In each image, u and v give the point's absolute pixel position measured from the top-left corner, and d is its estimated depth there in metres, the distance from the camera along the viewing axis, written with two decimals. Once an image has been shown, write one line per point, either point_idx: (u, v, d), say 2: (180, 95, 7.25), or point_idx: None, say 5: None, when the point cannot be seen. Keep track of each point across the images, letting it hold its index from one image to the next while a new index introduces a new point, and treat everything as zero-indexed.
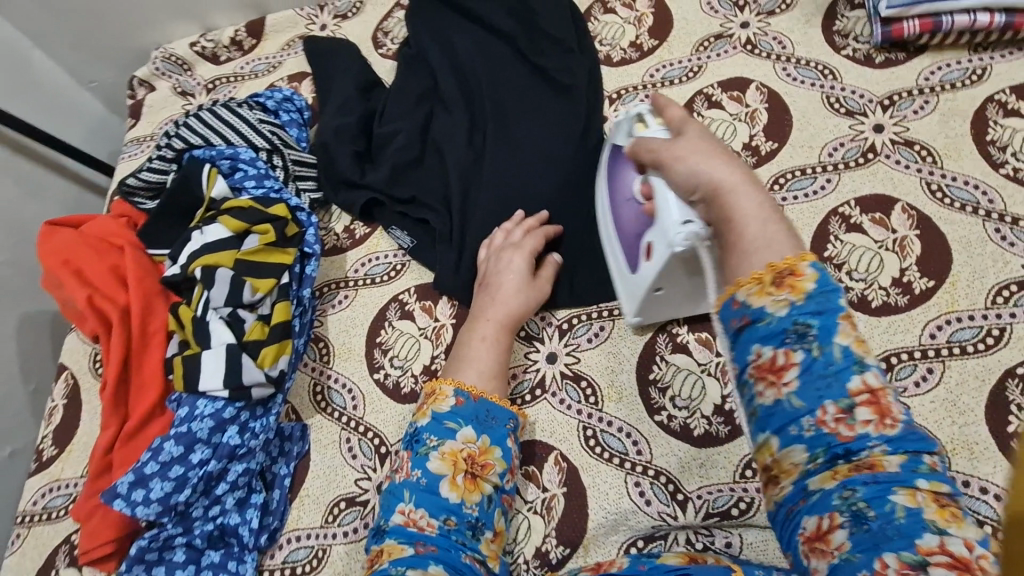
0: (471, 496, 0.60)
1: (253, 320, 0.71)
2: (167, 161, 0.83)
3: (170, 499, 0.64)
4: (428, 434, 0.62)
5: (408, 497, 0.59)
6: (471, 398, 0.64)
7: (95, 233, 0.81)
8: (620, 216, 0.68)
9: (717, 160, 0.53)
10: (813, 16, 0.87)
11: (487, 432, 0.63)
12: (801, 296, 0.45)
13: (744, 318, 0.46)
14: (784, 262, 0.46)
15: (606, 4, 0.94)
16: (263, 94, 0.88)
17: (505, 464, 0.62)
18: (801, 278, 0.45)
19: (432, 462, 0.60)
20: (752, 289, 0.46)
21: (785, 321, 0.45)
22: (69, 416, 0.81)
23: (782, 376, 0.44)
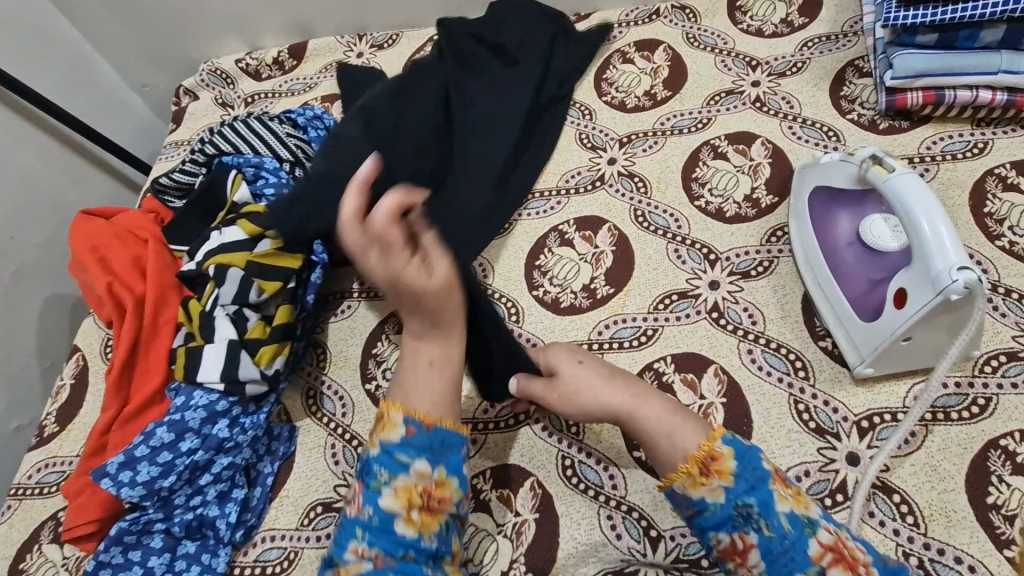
0: (428, 530, 0.56)
1: (256, 320, 0.74)
2: (198, 165, 0.89)
3: (153, 484, 0.66)
4: (378, 469, 0.57)
5: (360, 534, 0.56)
6: (423, 428, 0.59)
7: (125, 225, 0.86)
8: (849, 262, 0.70)
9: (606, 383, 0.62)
10: (821, 81, 0.91)
11: (443, 462, 0.59)
12: (730, 479, 0.53)
13: (690, 507, 0.54)
14: (702, 451, 0.54)
15: (625, 55, 1.01)
16: (295, 111, 0.94)
17: (461, 493, 0.59)
18: (721, 462, 0.53)
19: (383, 499, 0.56)
20: (687, 481, 0.54)
21: (727, 506, 0.52)
22: (75, 395, 0.84)
23: (746, 557, 0.52)
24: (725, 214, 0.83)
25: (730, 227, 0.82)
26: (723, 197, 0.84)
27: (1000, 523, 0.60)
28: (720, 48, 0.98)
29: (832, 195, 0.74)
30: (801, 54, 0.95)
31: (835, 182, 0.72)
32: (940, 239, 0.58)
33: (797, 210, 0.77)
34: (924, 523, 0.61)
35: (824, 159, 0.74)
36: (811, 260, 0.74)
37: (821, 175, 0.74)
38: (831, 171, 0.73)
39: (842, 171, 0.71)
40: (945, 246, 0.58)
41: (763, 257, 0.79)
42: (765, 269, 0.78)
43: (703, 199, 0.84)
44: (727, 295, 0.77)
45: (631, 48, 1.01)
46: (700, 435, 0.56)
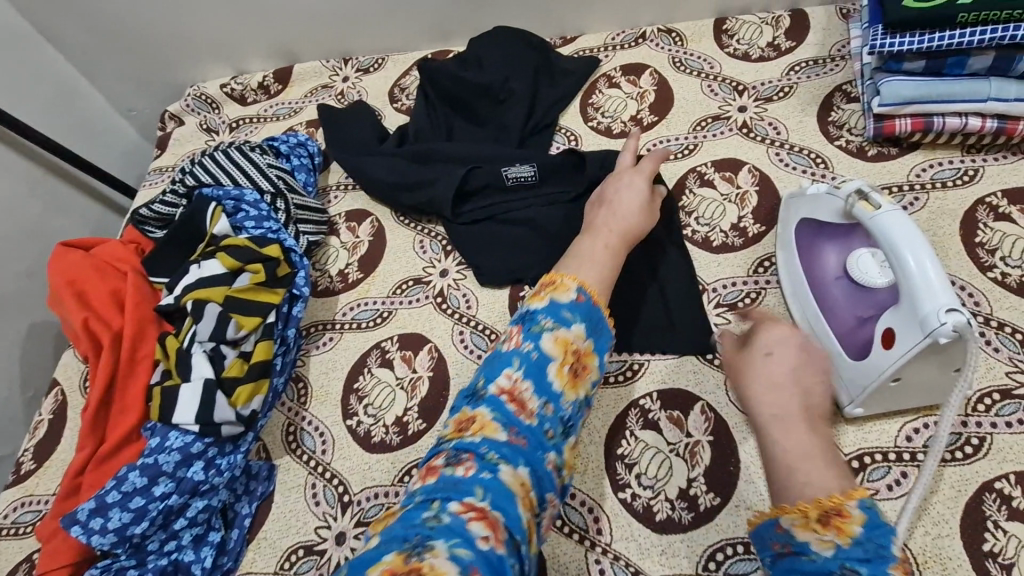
0: (571, 391, 0.57)
1: (233, 357, 0.72)
2: (179, 196, 0.88)
3: (125, 530, 0.64)
4: (542, 317, 0.59)
5: (516, 364, 0.57)
6: (591, 301, 0.61)
7: (104, 256, 0.86)
8: (837, 298, 0.68)
9: (782, 389, 0.53)
10: (809, 106, 0.91)
11: (596, 338, 0.60)
12: (848, 540, 0.44)
13: (787, 545, 0.47)
14: (830, 501, 0.46)
15: (611, 79, 1.00)
16: (277, 140, 0.94)
17: (600, 375, 0.60)
18: (847, 518, 0.45)
19: (545, 341, 0.58)
20: (797, 519, 0.47)
21: (831, 563, 0.44)
22: (52, 432, 0.83)
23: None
24: (711, 243, 0.82)
25: (717, 256, 0.81)
26: (710, 226, 0.83)
27: (996, 570, 0.58)
28: (706, 72, 0.98)
29: (818, 227, 0.72)
30: (788, 78, 0.94)
31: (821, 216, 0.71)
32: (930, 279, 0.57)
33: (784, 240, 0.76)
34: (917, 569, 0.60)
35: (809, 190, 0.72)
36: (799, 296, 0.73)
37: (807, 206, 0.73)
38: (816, 203, 0.71)
39: (828, 204, 0.69)
40: (936, 286, 0.56)
41: (750, 289, 0.78)
42: (752, 301, 0.77)
43: (690, 228, 0.83)
44: (714, 328, 0.76)
45: (617, 73, 1.01)
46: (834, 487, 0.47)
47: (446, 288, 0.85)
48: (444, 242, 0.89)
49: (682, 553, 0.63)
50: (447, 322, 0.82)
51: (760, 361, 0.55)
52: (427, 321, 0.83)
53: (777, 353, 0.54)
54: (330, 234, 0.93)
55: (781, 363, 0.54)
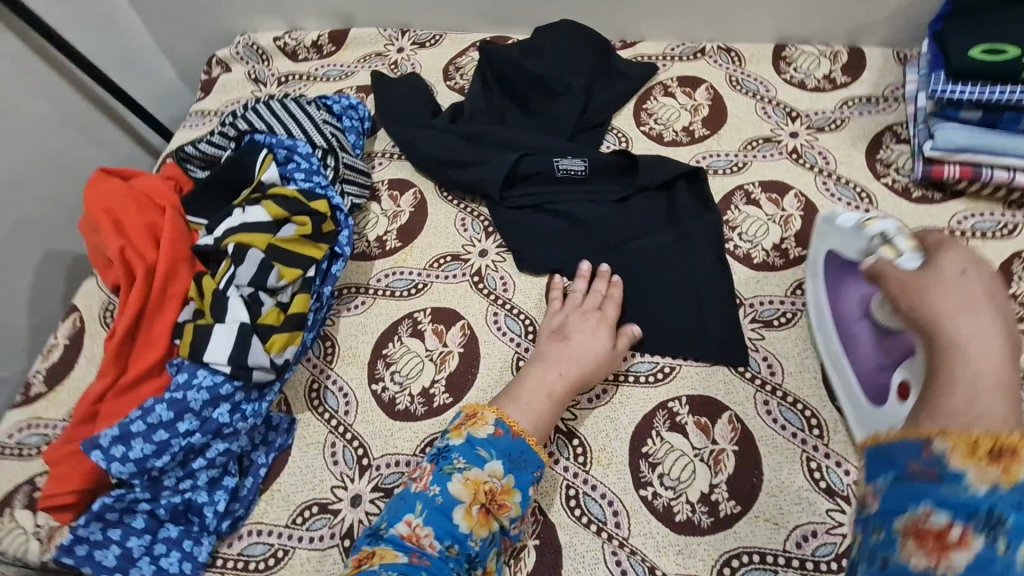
0: (479, 529, 0.62)
1: (271, 305, 0.72)
2: (227, 139, 0.86)
3: (145, 462, 0.63)
4: (456, 455, 0.64)
5: (419, 509, 0.62)
6: (509, 434, 0.66)
7: (143, 189, 0.84)
8: (861, 337, 0.70)
9: (974, 308, 0.50)
10: (859, 141, 0.92)
11: (514, 473, 0.64)
12: (1012, 482, 0.39)
13: (926, 469, 0.42)
14: (1011, 441, 0.40)
15: (667, 88, 1.01)
16: (331, 98, 0.93)
17: (520, 510, 0.64)
18: (1022, 463, 0.39)
19: (453, 483, 0.63)
20: (962, 450, 0.41)
21: (979, 500, 0.39)
22: (67, 357, 0.81)
23: (946, 551, 0.39)
24: (752, 260, 0.83)
25: (756, 273, 0.82)
26: (752, 244, 0.84)
27: None
28: (761, 95, 0.99)
29: (844, 262, 0.72)
30: (841, 112, 0.96)
31: (847, 251, 0.71)
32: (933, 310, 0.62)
33: (814, 267, 0.76)
34: None
35: (838, 220, 0.71)
36: (823, 330, 0.74)
37: (837, 239, 0.72)
38: (845, 237, 0.70)
39: (857, 241, 0.68)
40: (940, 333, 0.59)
41: (786, 309, 0.79)
42: (787, 320, 0.78)
43: (733, 242, 0.84)
44: (747, 341, 0.77)
45: (674, 82, 1.02)
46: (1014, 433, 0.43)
47: (484, 268, 0.85)
48: (486, 223, 0.89)
49: (698, 556, 0.64)
50: (483, 301, 0.82)
51: (948, 280, 0.53)
52: (462, 298, 0.83)
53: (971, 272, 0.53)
54: (371, 200, 0.92)
55: (972, 283, 0.52)
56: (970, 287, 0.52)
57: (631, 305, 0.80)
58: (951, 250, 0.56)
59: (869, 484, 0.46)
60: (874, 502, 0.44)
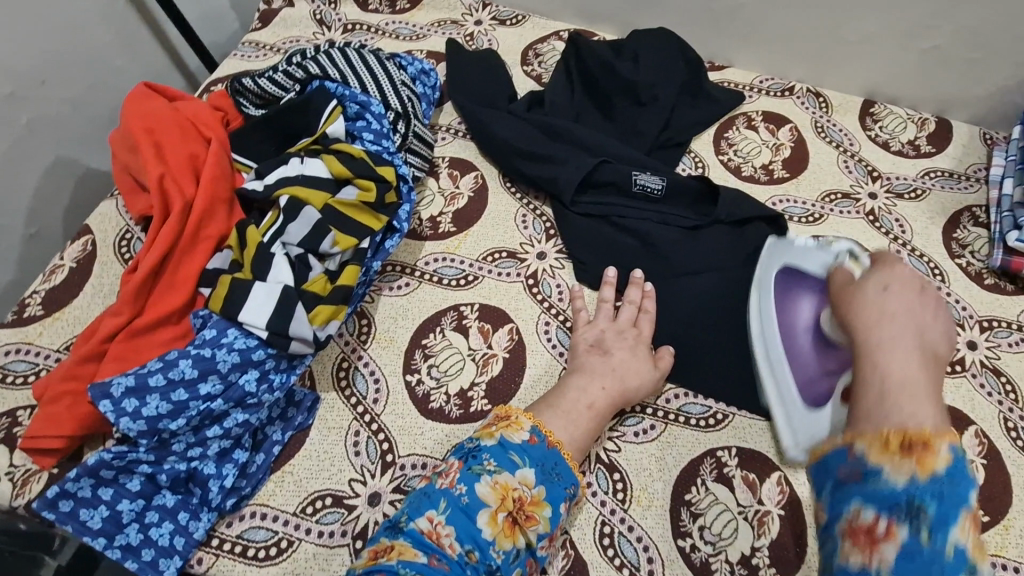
0: (504, 540, 0.55)
1: (319, 272, 0.65)
2: (293, 80, 0.79)
3: (157, 422, 0.57)
4: (487, 456, 0.58)
5: (442, 507, 0.55)
6: (545, 443, 0.60)
7: (187, 113, 0.76)
8: (803, 349, 0.69)
9: (891, 318, 0.59)
10: (936, 216, 0.90)
11: (546, 485, 0.58)
12: (926, 472, 0.48)
13: (854, 472, 0.52)
14: (917, 432, 0.50)
15: (751, 121, 0.97)
16: (405, 58, 0.86)
17: (549, 527, 0.57)
18: (931, 455, 0.49)
19: (480, 485, 0.56)
20: (877, 447, 0.51)
21: (901, 492, 0.48)
22: (72, 282, 0.73)
23: (877, 544, 0.48)
24: None
25: None
26: None
27: None
28: (845, 147, 0.96)
29: (797, 275, 0.73)
30: (922, 181, 0.93)
31: (805, 264, 0.73)
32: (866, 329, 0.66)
33: (762, 278, 0.74)
34: None
35: (796, 240, 0.75)
36: (767, 338, 0.71)
37: (795, 254, 0.74)
38: (805, 253, 0.74)
39: (817, 257, 0.73)
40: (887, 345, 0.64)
41: None
42: None
43: None
44: None
45: (758, 116, 0.97)
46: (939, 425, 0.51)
47: (542, 272, 0.80)
48: (548, 224, 0.84)
49: None
50: (535, 307, 0.77)
51: (878, 295, 0.61)
52: (514, 300, 0.77)
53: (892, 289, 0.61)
54: (429, 175, 0.86)
55: (897, 298, 0.60)
56: (893, 300, 0.60)
57: (693, 341, 0.74)
58: (882, 268, 0.63)
59: (818, 497, 0.55)
60: (824, 514, 0.53)
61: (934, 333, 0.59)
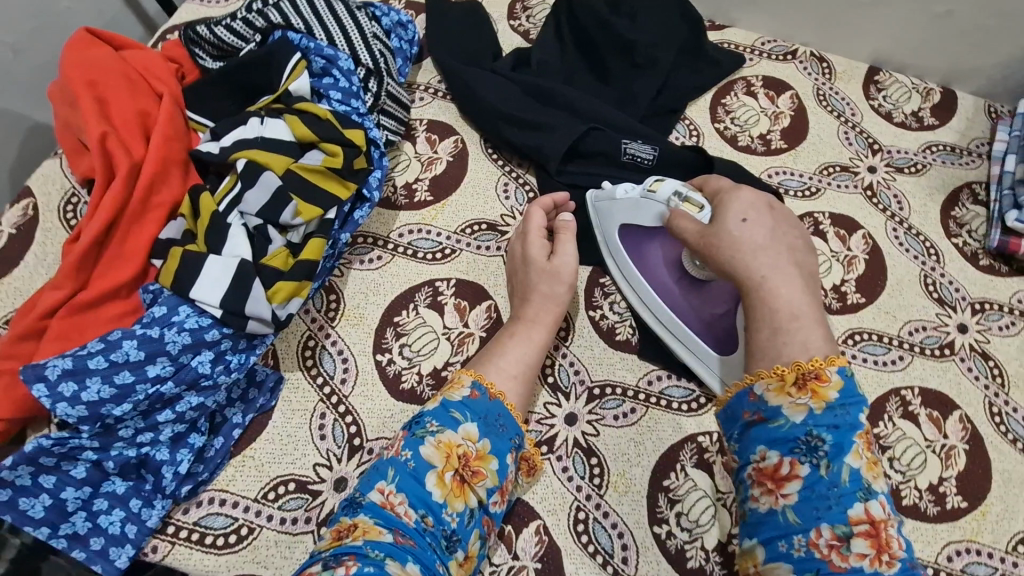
0: (455, 500, 0.53)
1: (279, 245, 0.60)
2: (253, 29, 0.72)
3: (100, 408, 0.53)
4: (429, 419, 0.55)
5: (391, 476, 0.53)
6: (486, 396, 0.57)
7: (137, 64, 0.69)
8: (677, 294, 0.69)
9: (762, 249, 0.53)
10: (936, 192, 0.86)
11: (490, 437, 0.56)
12: (821, 403, 0.46)
13: (757, 413, 0.48)
14: (810, 364, 0.47)
15: (750, 86, 0.91)
16: (380, 7, 0.78)
17: (497, 480, 0.55)
18: (825, 385, 0.46)
19: (424, 447, 0.53)
20: (773, 385, 0.48)
21: (799, 428, 0.46)
22: (13, 250, 0.67)
23: (782, 485, 0.46)
24: None
25: None
26: None
27: None
28: (847, 118, 0.91)
29: (639, 229, 0.70)
30: (923, 155, 0.89)
31: (644, 220, 0.67)
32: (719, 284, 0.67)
33: (610, 245, 0.73)
34: None
35: (620, 196, 0.69)
36: (645, 298, 0.71)
37: (625, 212, 0.69)
38: (634, 208, 0.67)
39: (648, 209, 0.66)
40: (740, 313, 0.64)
41: None
42: None
43: None
44: None
45: (758, 82, 0.92)
46: (824, 347, 0.49)
47: None
48: (532, 195, 0.79)
49: None
50: None
51: (738, 228, 0.55)
52: (492, 275, 0.73)
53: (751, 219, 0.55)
54: (405, 139, 0.80)
55: (756, 227, 0.54)
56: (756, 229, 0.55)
57: None
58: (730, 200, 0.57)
59: (727, 439, 0.52)
60: (733, 457, 0.50)
61: (797, 244, 0.55)
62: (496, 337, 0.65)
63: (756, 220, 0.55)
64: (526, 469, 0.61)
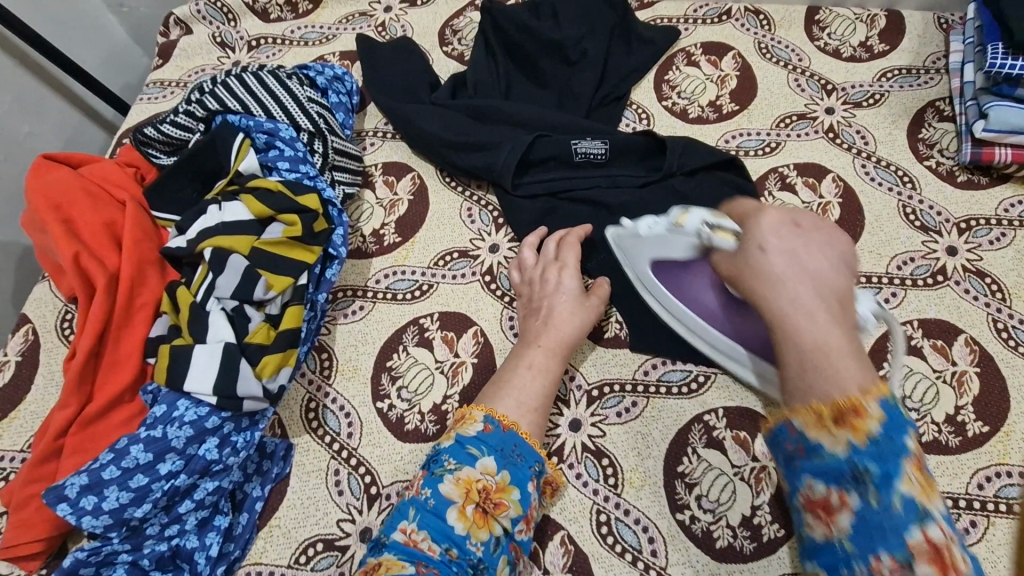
0: (478, 531, 0.54)
1: (259, 321, 0.63)
2: (195, 119, 0.75)
3: (122, 512, 0.56)
4: (447, 456, 0.57)
5: (412, 514, 0.54)
6: (500, 428, 0.58)
7: (97, 177, 0.72)
8: (723, 319, 0.65)
9: (782, 278, 0.50)
10: (899, 119, 0.85)
11: (508, 468, 0.57)
12: (862, 437, 0.43)
13: (798, 447, 0.46)
14: (846, 400, 0.44)
15: (690, 56, 0.91)
16: (313, 69, 0.81)
17: (521, 509, 0.56)
18: (863, 417, 0.43)
19: (444, 484, 0.55)
20: (809, 420, 0.45)
21: (843, 461, 0.43)
22: (22, 376, 0.71)
23: (833, 516, 0.44)
24: None
25: None
26: None
27: None
28: (794, 65, 0.90)
29: (671, 264, 0.67)
30: (879, 85, 0.87)
31: (673, 252, 0.65)
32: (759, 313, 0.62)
33: (646, 282, 0.70)
34: None
35: (645, 232, 0.67)
36: (687, 322, 0.68)
37: (653, 247, 0.67)
38: (664, 241, 0.65)
39: (677, 242, 0.64)
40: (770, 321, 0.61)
41: None
42: None
43: None
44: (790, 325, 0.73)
45: (697, 50, 0.91)
46: (865, 379, 0.44)
47: (497, 266, 0.76)
48: (496, 213, 0.80)
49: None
50: (497, 305, 0.74)
51: (757, 260, 0.52)
52: (473, 301, 0.74)
53: (768, 244, 0.52)
54: (364, 187, 0.82)
55: (777, 254, 0.51)
56: (776, 254, 0.51)
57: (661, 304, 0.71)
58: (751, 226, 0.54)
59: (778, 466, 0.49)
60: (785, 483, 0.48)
61: (828, 264, 0.50)
62: (512, 359, 0.66)
63: (776, 241, 0.52)
64: (550, 491, 0.61)
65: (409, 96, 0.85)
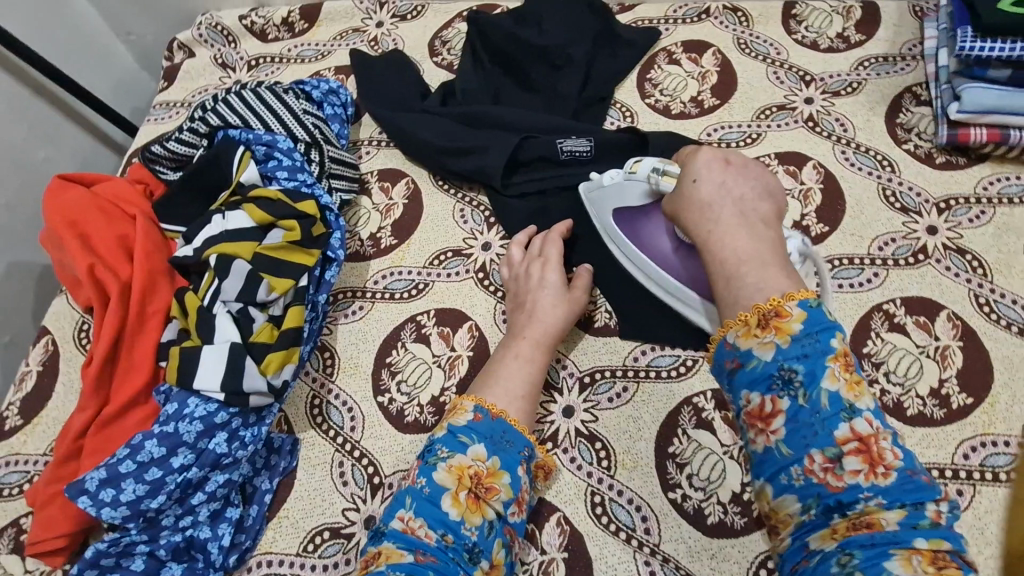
0: (472, 516, 0.56)
1: (262, 321, 0.66)
2: (199, 135, 0.79)
3: (139, 504, 0.60)
4: (440, 446, 0.59)
5: (409, 503, 0.56)
6: (489, 416, 0.61)
7: (107, 195, 0.76)
8: (675, 261, 0.69)
9: (710, 205, 0.57)
10: (877, 105, 0.87)
11: (499, 454, 0.59)
12: (787, 339, 0.47)
13: (735, 360, 0.49)
14: (767, 305, 0.49)
15: (671, 55, 0.94)
16: (309, 82, 0.84)
17: (512, 492, 0.58)
18: (787, 320, 0.48)
19: (437, 472, 0.57)
20: (741, 331, 0.49)
21: (771, 365, 0.47)
22: (43, 385, 0.75)
23: (770, 423, 0.47)
24: None
25: None
26: None
27: None
28: (773, 59, 0.93)
29: (631, 211, 0.72)
30: (857, 73, 0.90)
31: (631, 200, 0.71)
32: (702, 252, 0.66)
33: (609, 232, 0.75)
34: None
35: (608, 182, 0.73)
36: (644, 268, 0.72)
37: (614, 197, 0.72)
38: (623, 190, 0.71)
39: (633, 189, 0.70)
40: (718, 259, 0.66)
41: None
42: None
43: None
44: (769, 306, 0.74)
45: (678, 48, 0.94)
46: (783, 287, 0.50)
47: (489, 263, 0.79)
48: (487, 213, 0.83)
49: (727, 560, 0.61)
50: (490, 300, 0.77)
51: (691, 191, 0.59)
52: (467, 297, 0.77)
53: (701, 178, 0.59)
54: (361, 194, 0.85)
55: (707, 184, 0.58)
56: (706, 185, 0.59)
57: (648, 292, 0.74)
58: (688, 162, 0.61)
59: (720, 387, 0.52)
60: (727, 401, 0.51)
61: (753, 193, 0.58)
62: (500, 351, 0.68)
63: (708, 175, 0.59)
64: (543, 474, 0.64)
65: (400, 104, 0.89)
